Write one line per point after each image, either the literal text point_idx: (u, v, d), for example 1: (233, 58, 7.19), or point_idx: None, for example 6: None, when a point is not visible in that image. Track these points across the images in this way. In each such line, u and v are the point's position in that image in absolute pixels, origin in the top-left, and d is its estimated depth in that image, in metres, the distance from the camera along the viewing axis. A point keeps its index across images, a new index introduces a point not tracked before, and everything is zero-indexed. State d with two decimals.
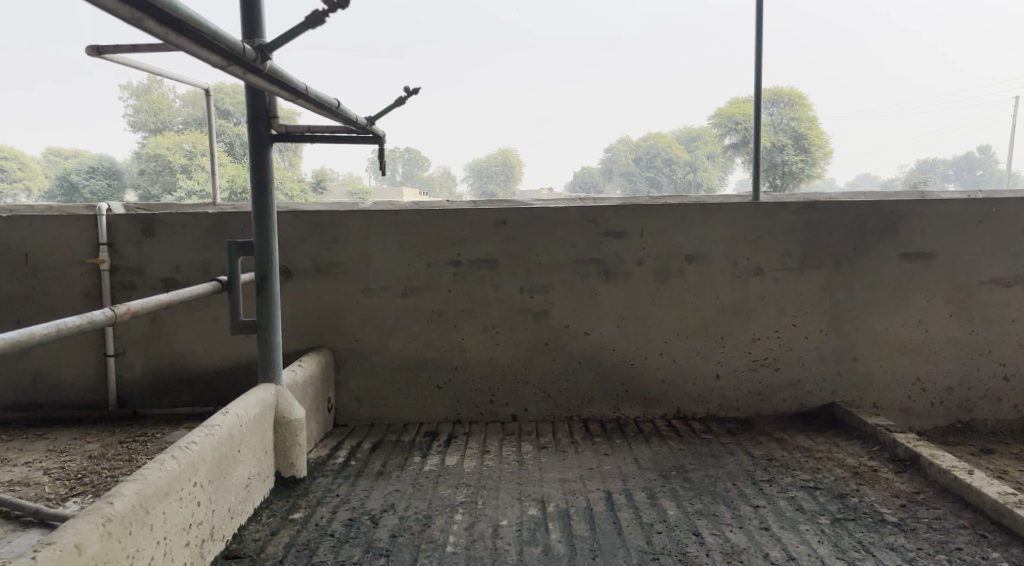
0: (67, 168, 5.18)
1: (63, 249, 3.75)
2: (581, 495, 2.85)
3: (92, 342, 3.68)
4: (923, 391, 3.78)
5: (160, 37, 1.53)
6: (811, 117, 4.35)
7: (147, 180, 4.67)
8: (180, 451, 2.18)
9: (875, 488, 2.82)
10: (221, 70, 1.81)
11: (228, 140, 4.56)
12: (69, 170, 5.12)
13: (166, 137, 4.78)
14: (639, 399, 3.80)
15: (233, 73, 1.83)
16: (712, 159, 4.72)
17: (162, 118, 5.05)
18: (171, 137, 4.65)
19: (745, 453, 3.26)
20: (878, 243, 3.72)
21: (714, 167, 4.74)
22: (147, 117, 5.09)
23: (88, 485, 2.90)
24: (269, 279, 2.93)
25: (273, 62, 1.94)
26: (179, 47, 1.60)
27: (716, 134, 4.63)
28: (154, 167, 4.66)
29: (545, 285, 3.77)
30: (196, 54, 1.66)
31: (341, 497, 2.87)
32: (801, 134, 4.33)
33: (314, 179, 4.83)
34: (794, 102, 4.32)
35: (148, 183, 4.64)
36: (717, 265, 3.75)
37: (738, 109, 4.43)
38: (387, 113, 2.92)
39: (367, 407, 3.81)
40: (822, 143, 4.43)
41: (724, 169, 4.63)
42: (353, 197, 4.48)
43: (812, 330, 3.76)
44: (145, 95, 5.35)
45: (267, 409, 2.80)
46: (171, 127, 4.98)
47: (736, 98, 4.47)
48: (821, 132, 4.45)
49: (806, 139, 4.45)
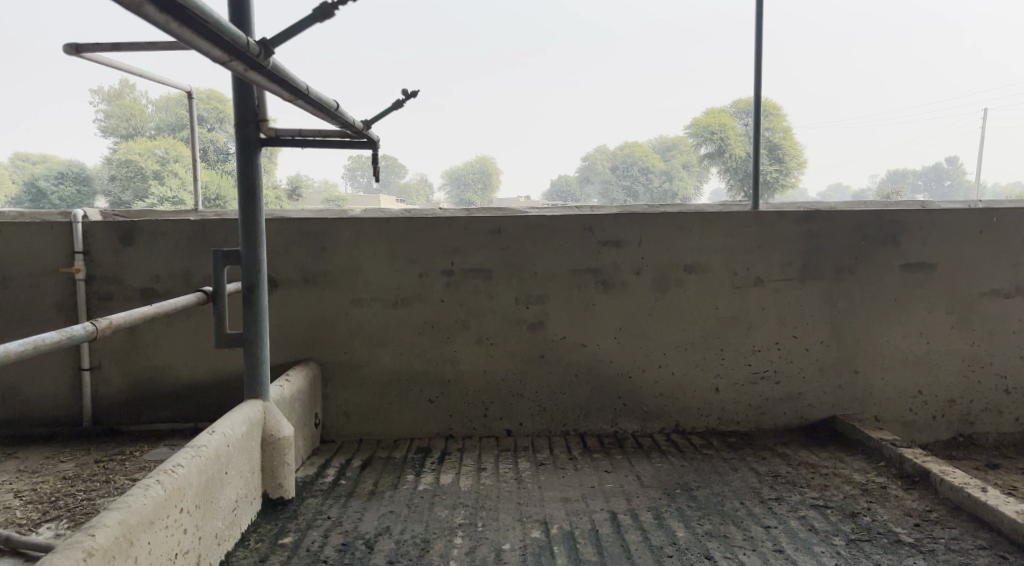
0: (35, 174, 5.02)
1: (34, 258, 3.57)
2: (585, 515, 2.74)
3: (66, 355, 3.50)
4: (924, 405, 3.73)
5: (159, 26, 1.40)
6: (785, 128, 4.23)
7: (118, 185, 4.50)
8: (165, 475, 2.03)
9: (886, 506, 2.76)
10: (222, 66, 1.68)
11: (202, 145, 4.28)
12: (37, 176, 4.96)
13: (137, 142, 4.64)
14: (637, 412, 3.70)
15: (233, 70, 1.70)
16: (688, 168, 4.65)
17: (133, 124, 4.88)
18: (144, 144, 4.52)
19: (750, 469, 3.17)
20: (878, 253, 3.67)
21: (689, 177, 4.60)
22: (118, 122, 4.88)
23: (63, 509, 2.71)
24: (257, 289, 2.78)
25: (276, 59, 1.82)
26: (179, 38, 1.47)
27: (692, 143, 4.55)
28: (125, 173, 4.51)
29: (540, 296, 3.66)
30: (197, 47, 1.53)
31: (334, 519, 2.73)
32: (774, 142, 4.22)
33: (289, 186, 4.63)
34: (768, 113, 4.26)
35: (119, 189, 4.47)
36: (716, 276, 3.67)
37: (716, 119, 4.40)
38: (385, 117, 2.80)
39: (356, 422, 3.67)
40: (796, 154, 4.32)
41: (699, 179, 4.49)
42: (328, 206, 4.46)
43: (813, 342, 3.69)
44: (116, 100, 5.06)
45: (254, 427, 2.65)
46: (143, 132, 4.84)
47: (713, 109, 4.43)
48: (795, 142, 4.32)
49: (779, 149, 4.31)
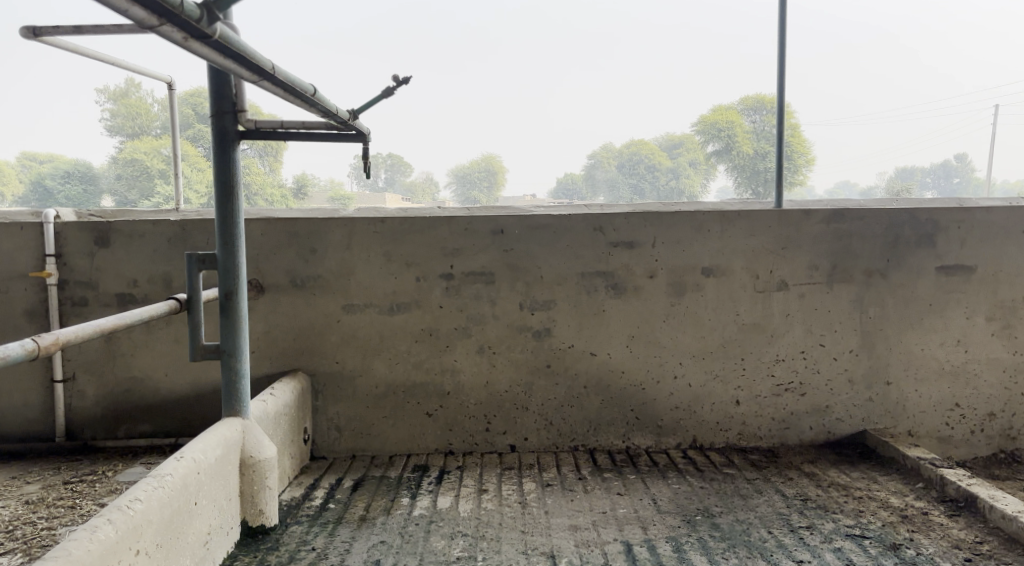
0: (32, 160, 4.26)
1: (3, 261, 3.32)
2: (597, 548, 2.48)
3: (37, 366, 3.26)
4: (961, 419, 3.45)
5: None
6: (795, 124, 3.81)
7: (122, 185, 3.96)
8: (117, 513, 1.78)
9: (932, 537, 2.49)
10: (153, 33, 1.41)
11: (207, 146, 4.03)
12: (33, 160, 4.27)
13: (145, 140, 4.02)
14: (651, 426, 3.43)
15: (168, 37, 1.43)
16: (694, 165, 4.22)
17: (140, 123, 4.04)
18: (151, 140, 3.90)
19: (777, 492, 2.90)
20: (912, 254, 3.39)
21: (697, 174, 4.17)
22: (123, 121, 4.05)
23: (18, 541, 2.47)
24: (235, 297, 2.53)
25: (224, 27, 1.55)
26: None
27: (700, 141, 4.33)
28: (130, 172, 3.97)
29: (547, 301, 3.40)
30: (114, 6, 1.26)
31: (319, 551, 2.48)
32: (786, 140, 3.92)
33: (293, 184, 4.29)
34: None
35: (125, 189, 3.94)
36: (736, 278, 3.40)
37: (723, 116, 4.18)
38: (373, 106, 2.53)
39: (349, 438, 3.41)
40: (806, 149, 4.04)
41: (708, 176, 4.18)
42: (333, 205, 4.13)
43: (842, 351, 3.42)
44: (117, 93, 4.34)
45: (232, 449, 2.40)
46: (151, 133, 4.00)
47: (721, 104, 4.23)
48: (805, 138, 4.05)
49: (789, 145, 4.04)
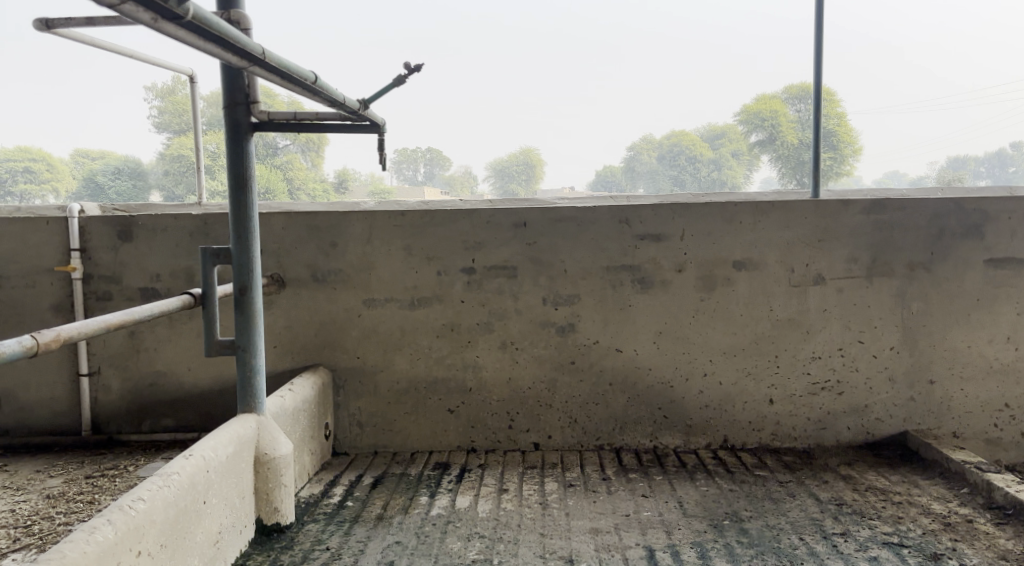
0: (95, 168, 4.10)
1: (30, 255, 3.35)
2: (617, 552, 2.39)
3: (64, 360, 3.29)
4: (1011, 420, 3.26)
5: None
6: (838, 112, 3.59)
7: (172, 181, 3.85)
8: (118, 513, 1.74)
9: (976, 547, 2.33)
10: (120, 14, 1.37)
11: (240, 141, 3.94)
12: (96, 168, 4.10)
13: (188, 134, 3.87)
14: (680, 425, 3.32)
15: (137, 18, 1.38)
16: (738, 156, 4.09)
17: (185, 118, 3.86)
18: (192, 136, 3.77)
19: (810, 496, 2.76)
20: (959, 246, 3.21)
21: (739, 166, 4.04)
22: (172, 117, 3.82)
23: (36, 536, 2.47)
24: (249, 292, 2.48)
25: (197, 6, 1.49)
26: None
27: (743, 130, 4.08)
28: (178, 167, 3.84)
29: (572, 296, 3.30)
30: None
31: (333, 550, 2.44)
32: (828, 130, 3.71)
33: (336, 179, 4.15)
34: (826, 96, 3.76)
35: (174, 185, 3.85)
36: (770, 272, 3.25)
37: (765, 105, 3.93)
38: (385, 95, 2.46)
39: (370, 434, 3.37)
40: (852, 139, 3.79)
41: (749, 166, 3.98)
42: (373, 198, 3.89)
43: (882, 348, 3.25)
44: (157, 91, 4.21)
45: (245, 446, 2.36)
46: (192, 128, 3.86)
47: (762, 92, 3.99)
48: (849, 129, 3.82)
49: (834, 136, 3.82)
